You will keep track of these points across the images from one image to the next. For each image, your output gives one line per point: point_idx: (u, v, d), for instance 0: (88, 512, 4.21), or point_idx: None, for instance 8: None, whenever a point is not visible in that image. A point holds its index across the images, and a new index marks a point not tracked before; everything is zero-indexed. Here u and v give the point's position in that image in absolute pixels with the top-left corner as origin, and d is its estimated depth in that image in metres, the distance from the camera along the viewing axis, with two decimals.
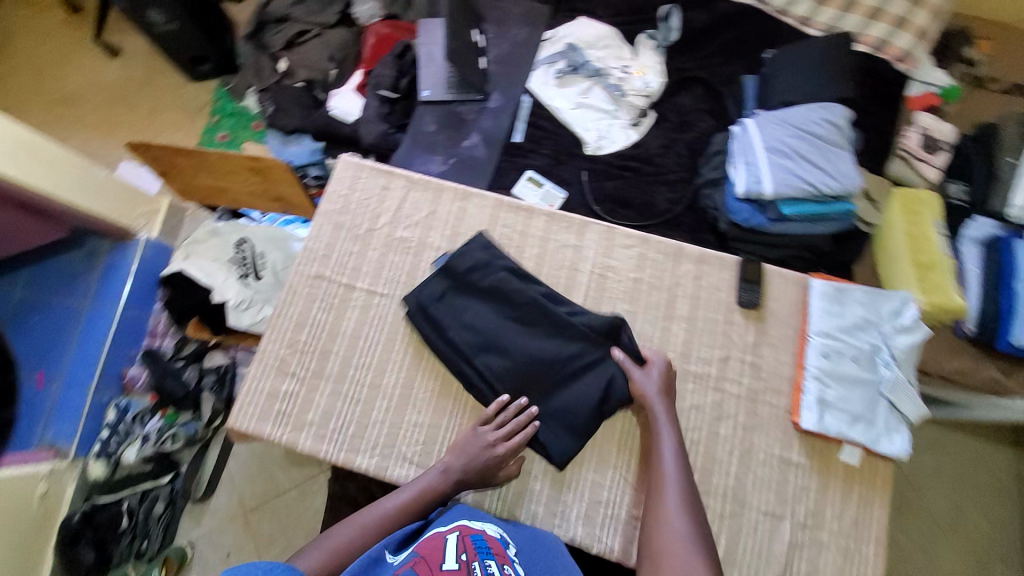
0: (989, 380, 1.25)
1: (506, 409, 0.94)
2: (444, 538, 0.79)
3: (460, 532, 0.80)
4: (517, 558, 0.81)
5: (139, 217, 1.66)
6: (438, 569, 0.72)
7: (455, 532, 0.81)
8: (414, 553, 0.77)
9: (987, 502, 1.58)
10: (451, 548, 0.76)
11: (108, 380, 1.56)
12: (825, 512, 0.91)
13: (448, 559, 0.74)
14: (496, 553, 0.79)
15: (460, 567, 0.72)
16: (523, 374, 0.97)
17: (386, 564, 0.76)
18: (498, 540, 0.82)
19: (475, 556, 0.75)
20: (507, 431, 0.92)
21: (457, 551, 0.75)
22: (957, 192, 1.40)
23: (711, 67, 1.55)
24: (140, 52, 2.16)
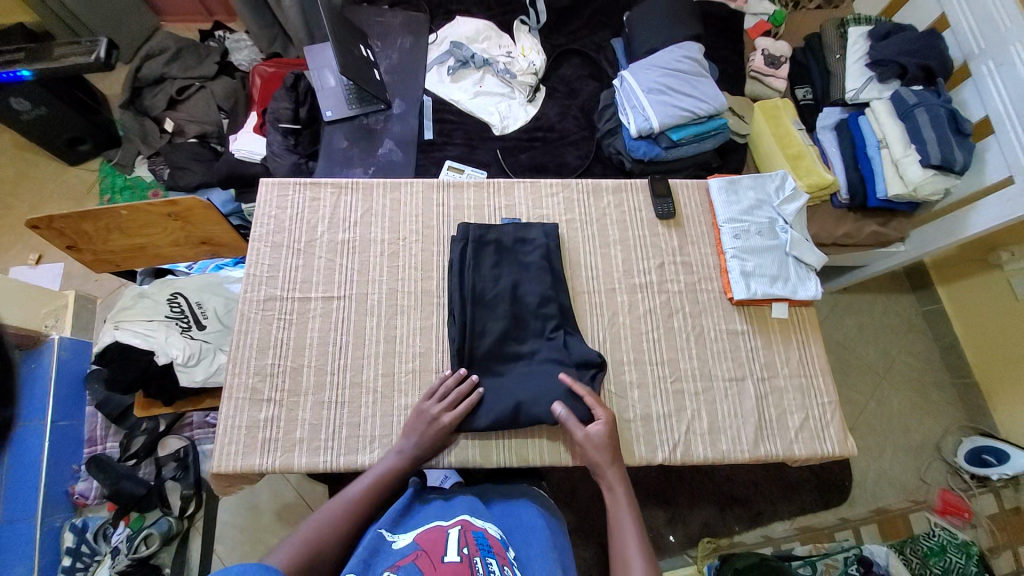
0: (868, 233, 1.51)
1: (449, 382, 0.97)
2: (448, 532, 0.79)
3: (463, 528, 0.81)
4: (516, 557, 0.81)
5: (47, 318, 1.56)
6: (441, 562, 0.71)
7: (457, 527, 0.82)
8: (416, 546, 0.76)
9: (909, 341, 1.87)
10: (453, 542, 0.76)
11: (56, 501, 1.48)
12: (775, 363, 1.06)
13: (450, 552, 0.74)
14: (496, 552, 0.78)
15: (463, 561, 0.72)
16: (491, 337, 1.01)
17: (388, 552, 0.75)
18: (500, 541, 0.82)
19: (478, 551, 0.75)
20: (449, 399, 0.96)
21: (458, 545, 0.76)
22: (804, 95, 1.67)
23: (582, 39, 1.73)
24: (5, 148, 2.00)
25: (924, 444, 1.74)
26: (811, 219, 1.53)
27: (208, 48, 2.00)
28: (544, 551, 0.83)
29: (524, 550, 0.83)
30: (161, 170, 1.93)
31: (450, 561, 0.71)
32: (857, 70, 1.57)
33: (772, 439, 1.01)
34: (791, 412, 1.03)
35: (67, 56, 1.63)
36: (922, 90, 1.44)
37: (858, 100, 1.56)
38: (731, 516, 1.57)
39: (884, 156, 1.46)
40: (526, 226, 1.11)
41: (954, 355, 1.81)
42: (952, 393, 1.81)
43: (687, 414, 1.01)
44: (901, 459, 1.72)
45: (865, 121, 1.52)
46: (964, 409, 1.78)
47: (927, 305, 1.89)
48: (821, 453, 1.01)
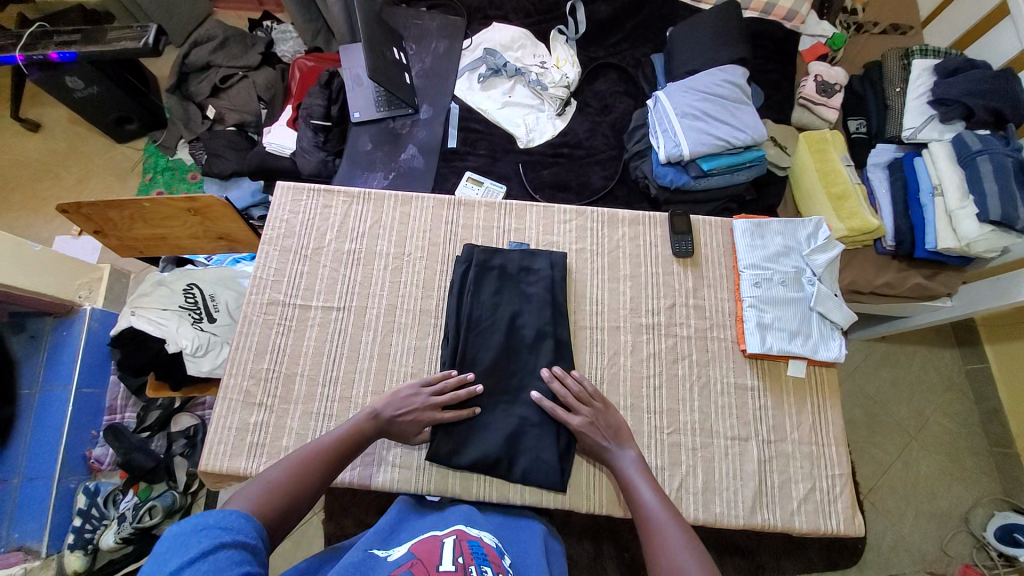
0: (911, 286, 1.39)
1: (450, 382, 0.97)
2: (443, 542, 0.77)
3: (458, 537, 0.78)
4: (513, 567, 0.78)
5: (80, 289, 1.61)
6: (435, 570, 0.68)
7: (452, 537, 0.79)
8: (413, 556, 0.73)
9: (949, 401, 1.72)
10: (448, 551, 0.72)
11: (73, 465, 1.53)
12: (785, 426, 1.04)
13: (445, 561, 0.70)
14: (493, 561, 0.75)
15: (458, 569, 0.68)
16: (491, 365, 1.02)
17: (383, 565, 0.72)
18: (494, 549, 0.79)
19: (473, 560, 0.71)
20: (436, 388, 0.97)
21: (453, 554, 0.72)
22: (857, 128, 1.54)
23: (621, 52, 1.67)
24: (61, 122, 2.13)
25: (951, 513, 1.60)
26: (848, 265, 1.42)
27: (254, 38, 2.03)
28: (538, 563, 0.81)
29: (520, 560, 0.81)
30: (200, 155, 1.96)
31: (445, 569, 0.67)
32: (918, 107, 1.45)
33: (771, 508, 0.99)
34: (795, 481, 1.01)
35: (120, 39, 1.71)
36: (989, 135, 1.32)
37: (915, 138, 1.44)
38: (729, 564, 1.45)
39: (937, 205, 1.33)
40: (532, 255, 1.12)
41: (996, 421, 1.65)
42: (989, 463, 1.65)
43: (681, 469, 1.00)
44: (922, 527, 1.59)
45: (921, 163, 1.39)
46: (1001, 482, 1.63)
47: (971, 363, 1.73)
48: (823, 530, 0.98)
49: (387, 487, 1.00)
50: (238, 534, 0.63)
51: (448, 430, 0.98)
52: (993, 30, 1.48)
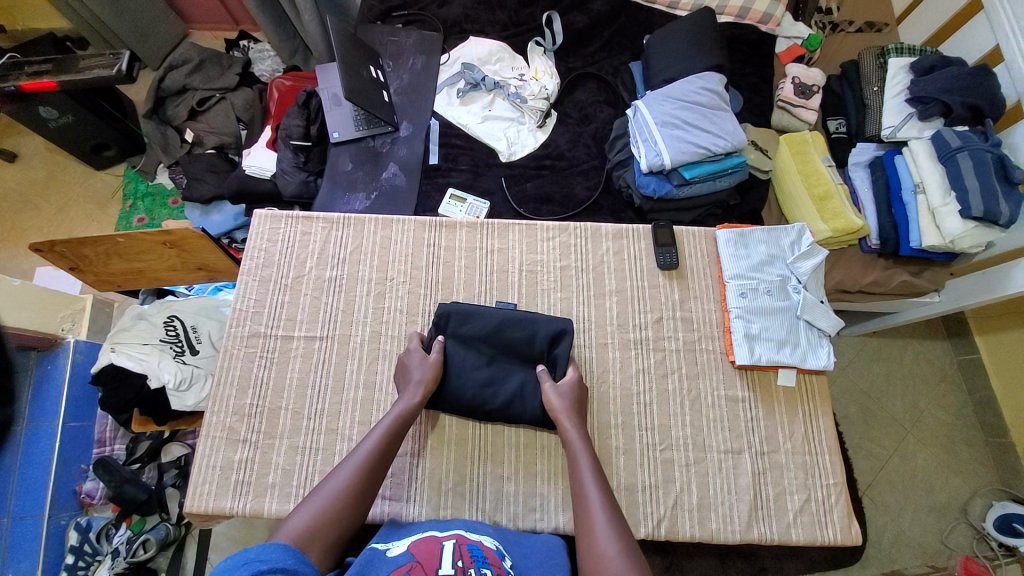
0: (898, 283, 1.39)
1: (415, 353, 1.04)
2: (442, 545, 0.77)
3: (457, 541, 0.78)
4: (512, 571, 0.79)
5: (64, 321, 1.55)
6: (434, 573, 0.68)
7: (452, 540, 0.79)
8: (412, 557, 0.73)
9: (942, 394, 1.73)
10: (447, 554, 0.72)
11: (63, 500, 1.47)
12: (777, 437, 1.04)
13: (445, 565, 0.70)
14: (492, 563, 0.75)
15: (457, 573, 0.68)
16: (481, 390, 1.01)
17: (384, 564, 0.72)
18: (494, 552, 0.80)
19: (472, 563, 0.71)
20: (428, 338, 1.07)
21: (453, 557, 0.72)
22: (837, 128, 1.56)
23: (600, 61, 1.67)
24: (38, 150, 2.09)
25: (950, 505, 1.61)
26: (835, 265, 1.43)
27: (231, 58, 2.00)
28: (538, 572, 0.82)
29: (521, 562, 0.84)
30: (180, 179, 1.93)
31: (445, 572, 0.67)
32: (896, 105, 1.46)
33: (767, 521, 0.99)
34: (790, 492, 1.01)
35: (93, 68, 1.68)
36: (967, 132, 1.33)
37: (896, 137, 1.44)
38: (732, 569, 1.43)
39: (920, 202, 1.35)
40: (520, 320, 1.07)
41: (989, 411, 1.66)
42: (984, 453, 1.66)
43: (675, 486, 1.00)
44: (922, 521, 1.59)
45: (901, 161, 1.41)
46: (997, 472, 1.63)
47: (963, 355, 1.74)
48: (820, 539, 0.98)
49: (379, 519, 0.98)
50: (275, 562, 0.61)
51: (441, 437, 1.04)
52: (965, 27, 1.50)
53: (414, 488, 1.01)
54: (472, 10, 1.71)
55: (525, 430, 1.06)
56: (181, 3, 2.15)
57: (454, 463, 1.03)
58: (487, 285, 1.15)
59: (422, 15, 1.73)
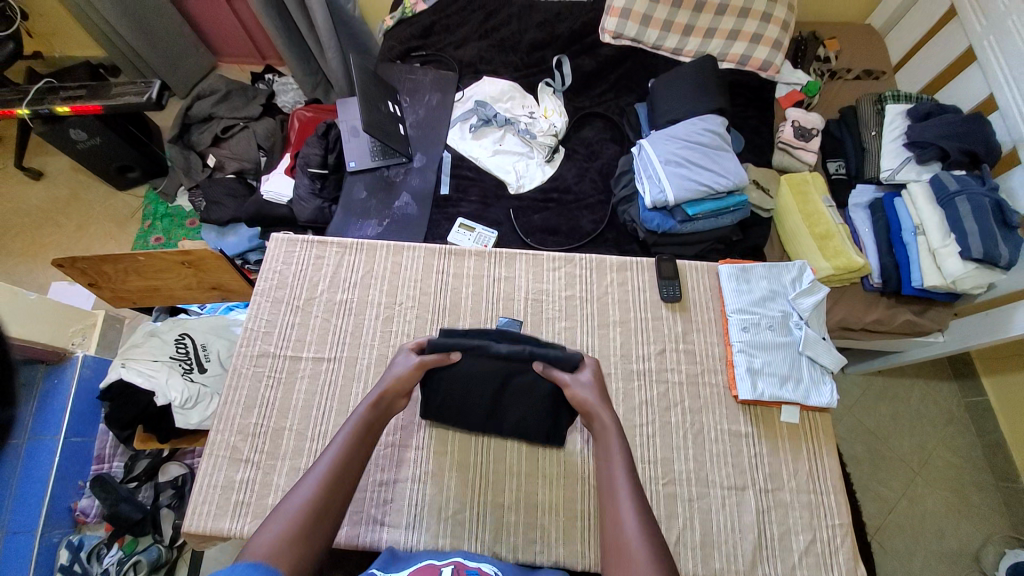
0: (901, 323, 1.40)
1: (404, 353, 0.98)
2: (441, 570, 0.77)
3: (456, 567, 0.78)
4: None
5: (75, 336, 1.59)
6: None
7: (451, 566, 0.79)
8: None
9: (950, 437, 1.70)
10: None
11: (57, 517, 1.45)
12: (781, 474, 1.03)
13: None
14: None
15: None
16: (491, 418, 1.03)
17: None
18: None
19: None
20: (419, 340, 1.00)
21: None
22: (837, 169, 1.60)
23: (606, 102, 1.75)
24: (64, 169, 2.19)
25: (961, 552, 1.55)
26: (837, 303, 1.44)
27: (256, 90, 2.12)
28: None
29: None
30: (199, 202, 2.00)
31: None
32: (895, 149, 1.52)
33: (771, 561, 0.96)
34: (795, 533, 0.99)
35: (123, 94, 1.78)
36: (965, 177, 1.37)
37: (895, 179, 1.50)
38: None
39: (920, 243, 1.37)
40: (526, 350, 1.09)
41: (1001, 457, 1.62)
42: (995, 498, 1.61)
43: (678, 522, 0.98)
44: (934, 571, 1.53)
45: (901, 203, 1.44)
46: (1009, 520, 1.58)
47: (970, 397, 1.72)
48: None
49: (378, 546, 0.97)
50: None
51: (443, 462, 1.04)
52: (957, 79, 1.57)
53: (413, 515, 1.00)
54: (486, 52, 1.81)
55: (527, 459, 1.05)
56: (213, 39, 2.29)
57: (455, 490, 1.02)
58: (492, 311, 1.18)
59: (439, 55, 1.83)
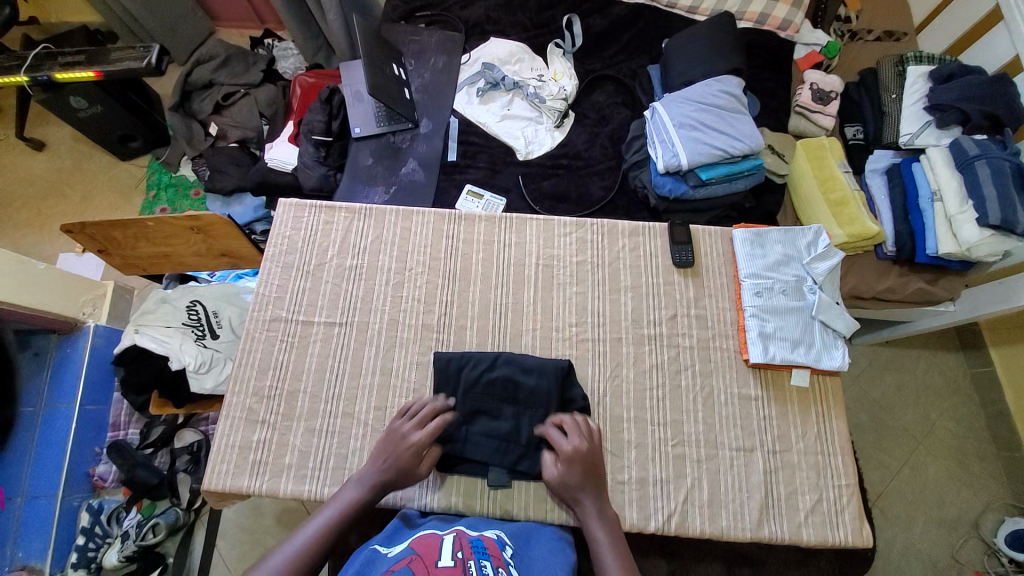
0: (914, 290, 1.39)
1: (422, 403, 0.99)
2: (443, 539, 0.78)
3: (457, 534, 0.80)
4: (512, 563, 0.80)
5: (85, 305, 1.58)
6: (434, 566, 0.69)
7: (452, 534, 0.81)
8: (412, 551, 0.74)
9: (956, 406, 1.71)
10: (447, 546, 0.73)
11: (76, 482, 1.48)
12: (789, 436, 1.04)
13: (444, 557, 0.71)
14: (492, 554, 0.77)
15: (457, 564, 0.69)
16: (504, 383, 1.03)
17: (384, 562, 0.73)
18: (494, 544, 0.81)
19: (472, 554, 0.72)
20: (427, 419, 0.96)
21: (453, 549, 0.73)
22: (855, 134, 1.55)
23: (618, 64, 1.69)
24: (66, 139, 2.16)
25: (961, 520, 1.58)
26: (850, 271, 1.42)
27: (256, 56, 2.06)
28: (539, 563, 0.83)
29: (524, 551, 0.87)
30: (203, 172, 1.97)
31: (444, 565, 0.68)
32: (914, 113, 1.46)
33: (776, 520, 0.98)
34: (801, 492, 1.01)
35: (123, 59, 1.73)
36: (985, 140, 1.33)
37: (913, 144, 1.45)
38: None
39: (936, 209, 1.34)
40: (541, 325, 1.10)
41: (1005, 426, 1.64)
42: (997, 467, 1.63)
43: (686, 482, 1.00)
44: (933, 535, 1.57)
45: (918, 168, 1.40)
46: (1010, 487, 1.60)
47: (978, 368, 1.72)
48: (830, 541, 0.98)
49: (393, 503, 1.00)
50: None
51: None
52: (987, 37, 1.49)
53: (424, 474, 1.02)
54: (493, 11, 1.74)
55: None
56: (210, 1, 2.21)
57: None
58: (503, 277, 1.17)
59: (445, 16, 1.77)
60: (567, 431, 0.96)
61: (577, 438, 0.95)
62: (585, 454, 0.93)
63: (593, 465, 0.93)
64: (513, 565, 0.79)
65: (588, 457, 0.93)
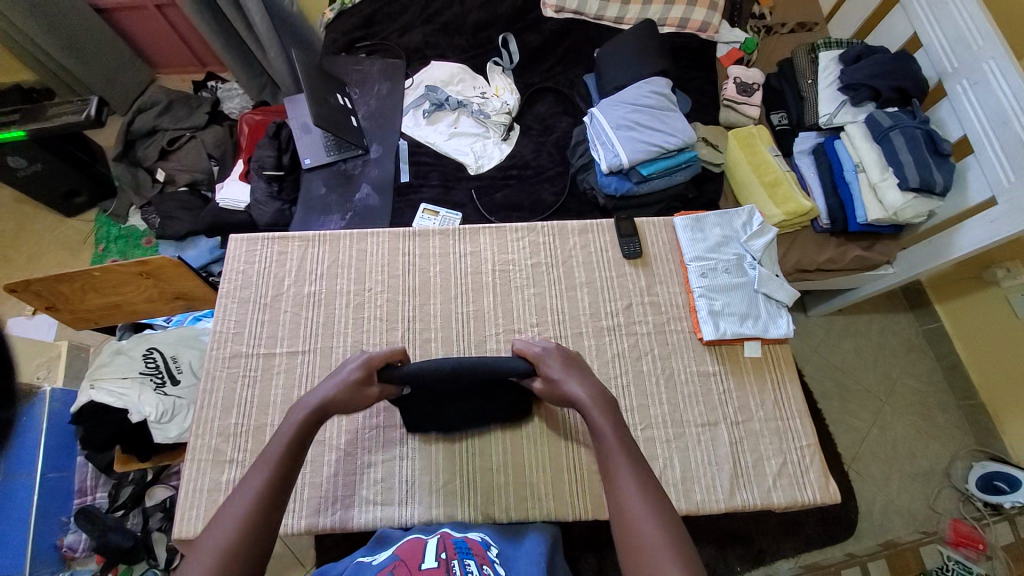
0: (851, 258, 1.49)
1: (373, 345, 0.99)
2: (426, 542, 0.79)
3: (441, 537, 0.80)
4: (497, 559, 0.81)
5: (38, 369, 1.53)
6: (418, 569, 0.69)
7: (436, 537, 0.81)
8: (396, 557, 0.74)
9: (912, 362, 1.81)
10: (429, 549, 0.74)
11: (43, 557, 1.38)
12: (750, 406, 1.09)
13: (428, 559, 0.72)
14: (476, 554, 0.77)
15: (440, 565, 0.70)
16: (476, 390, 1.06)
17: (369, 569, 0.73)
18: (479, 544, 0.81)
19: (455, 554, 0.73)
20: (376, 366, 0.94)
21: (436, 551, 0.74)
22: (780, 121, 1.67)
23: (556, 76, 1.77)
24: (4, 201, 2.07)
25: (932, 471, 1.67)
26: (791, 247, 1.51)
27: (200, 99, 2.02)
28: (525, 557, 0.84)
29: (508, 552, 0.85)
30: (151, 218, 1.94)
31: (428, 567, 0.69)
32: (830, 94, 1.58)
33: (749, 487, 1.02)
34: (767, 458, 1.05)
35: (61, 115, 1.70)
36: (895, 113, 1.45)
37: (833, 123, 1.56)
38: (730, 554, 1.48)
39: (861, 180, 1.45)
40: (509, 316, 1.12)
41: (958, 375, 1.75)
42: (958, 417, 1.74)
43: (659, 462, 1.03)
44: (907, 487, 1.65)
45: (840, 144, 1.52)
46: (970, 432, 1.71)
47: (927, 324, 1.84)
48: (801, 501, 1.02)
49: (373, 525, 0.99)
50: None
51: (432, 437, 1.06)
52: (888, 19, 1.64)
53: (404, 491, 1.02)
54: (431, 36, 1.80)
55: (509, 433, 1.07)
56: (148, 50, 2.20)
57: (443, 462, 1.04)
58: (463, 287, 1.20)
59: (385, 44, 1.81)
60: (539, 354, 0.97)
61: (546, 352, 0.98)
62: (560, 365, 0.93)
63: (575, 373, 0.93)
64: (498, 564, 0.79)
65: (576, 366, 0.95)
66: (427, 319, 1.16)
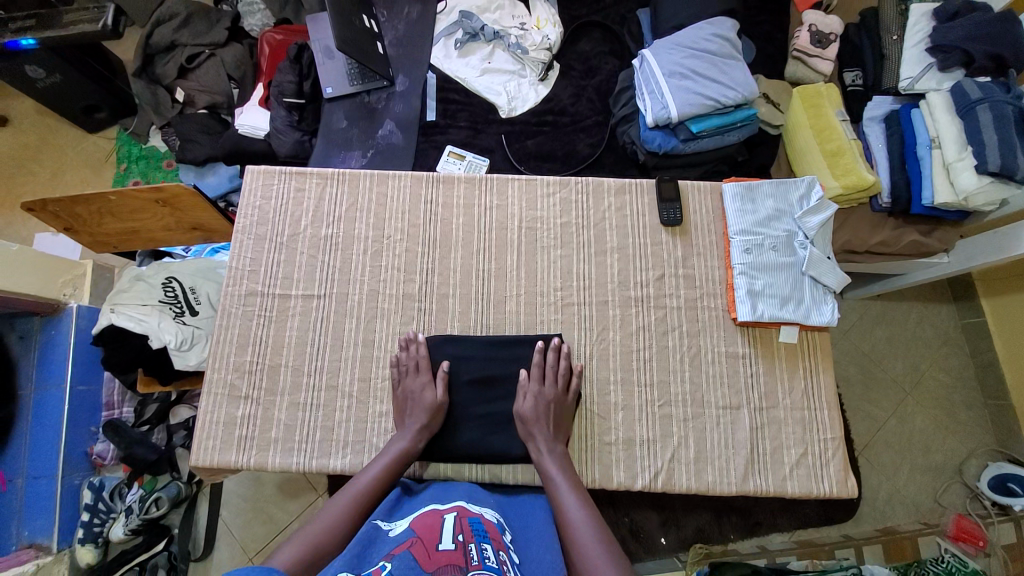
0: (908, 242, 1.35)
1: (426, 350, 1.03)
2: (443, 518, 0.78)
3: (458, 515, 0.79)
4: (512, 544, 0.81)
5: (65, 287, 1.53)
6: (435, 549, 0.69)
7: (453, 513, 0.81)
8: (413, 533, 0.74)
9: (946, 357, 1.72)
10: (448, 529, 0.74)
11: (75, 461, 1.48)
12: (776, 393, 1.04)
13: (445, 540, 0.71)
14: (493, 538, 0.77)
15: (457, 548, 0.69)
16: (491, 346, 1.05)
17: (386, 543, 0.74)
18: (495, 525, 0.81)
19: (473, 538, 0.73)
20: (472, 375, 1.01)
21: (453, 532, 0.73)
22: (853, 80, 1.46)
23: (605, 9, 1.57)
24: (28, 112, 2.03)
25: (945, 466, 1.63)
26: (842, 226, 1.39)
27: (220, 13, 1.89)
28: (537, 540, 0.85)
29: (520, 534, 0.86)
30: (173, 141, 1.88)
31: (445, 548, 0.69)
32: (916, 55, 1.38)
33: (763, 473, 1.00)
34: (787, 447, 1.02)
35: (77, 22, 1.61)
36: (989, 82, 1.25)
37: (913, 89, 1.37)
38: (726, 523, 1.51)
39: (935, 157, 1.29)
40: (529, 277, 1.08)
41: (991, 373, 1.66)
42: (984, 417, 1.67)
43: (673, 440, 1.01)
44: (917, 480, 1.62)
45: (918, 115, 1.33)
46: (993, 432, 1.65)
47: (969, 318, 1.72)
48: (815, 491, 0.99)
49: None
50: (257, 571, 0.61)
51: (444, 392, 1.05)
52: None
53: None
54: None
55: None
56: None
57: None
58: (486, 241, 1.13)
59: None
60: (538, 369, 1.00)
61: (551, 374, 1.00)
62: (552, 397, 0.98)
63: (558, 405, 0.98)
64: (513, 551, 0.80)
65: (557, 401, 0.98)
66: (446, 272, 1.11)
